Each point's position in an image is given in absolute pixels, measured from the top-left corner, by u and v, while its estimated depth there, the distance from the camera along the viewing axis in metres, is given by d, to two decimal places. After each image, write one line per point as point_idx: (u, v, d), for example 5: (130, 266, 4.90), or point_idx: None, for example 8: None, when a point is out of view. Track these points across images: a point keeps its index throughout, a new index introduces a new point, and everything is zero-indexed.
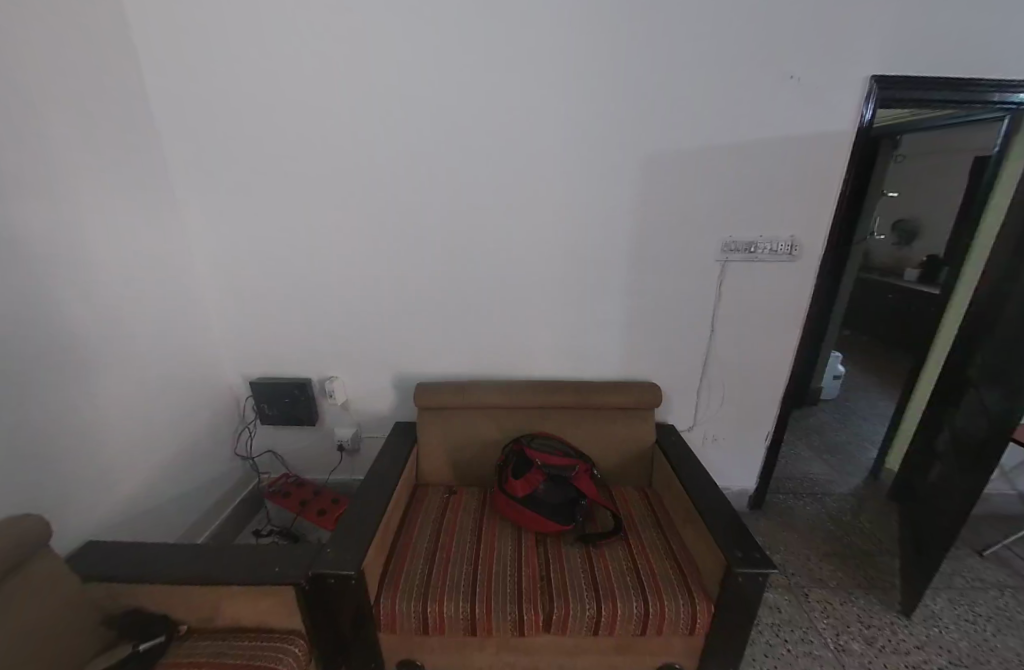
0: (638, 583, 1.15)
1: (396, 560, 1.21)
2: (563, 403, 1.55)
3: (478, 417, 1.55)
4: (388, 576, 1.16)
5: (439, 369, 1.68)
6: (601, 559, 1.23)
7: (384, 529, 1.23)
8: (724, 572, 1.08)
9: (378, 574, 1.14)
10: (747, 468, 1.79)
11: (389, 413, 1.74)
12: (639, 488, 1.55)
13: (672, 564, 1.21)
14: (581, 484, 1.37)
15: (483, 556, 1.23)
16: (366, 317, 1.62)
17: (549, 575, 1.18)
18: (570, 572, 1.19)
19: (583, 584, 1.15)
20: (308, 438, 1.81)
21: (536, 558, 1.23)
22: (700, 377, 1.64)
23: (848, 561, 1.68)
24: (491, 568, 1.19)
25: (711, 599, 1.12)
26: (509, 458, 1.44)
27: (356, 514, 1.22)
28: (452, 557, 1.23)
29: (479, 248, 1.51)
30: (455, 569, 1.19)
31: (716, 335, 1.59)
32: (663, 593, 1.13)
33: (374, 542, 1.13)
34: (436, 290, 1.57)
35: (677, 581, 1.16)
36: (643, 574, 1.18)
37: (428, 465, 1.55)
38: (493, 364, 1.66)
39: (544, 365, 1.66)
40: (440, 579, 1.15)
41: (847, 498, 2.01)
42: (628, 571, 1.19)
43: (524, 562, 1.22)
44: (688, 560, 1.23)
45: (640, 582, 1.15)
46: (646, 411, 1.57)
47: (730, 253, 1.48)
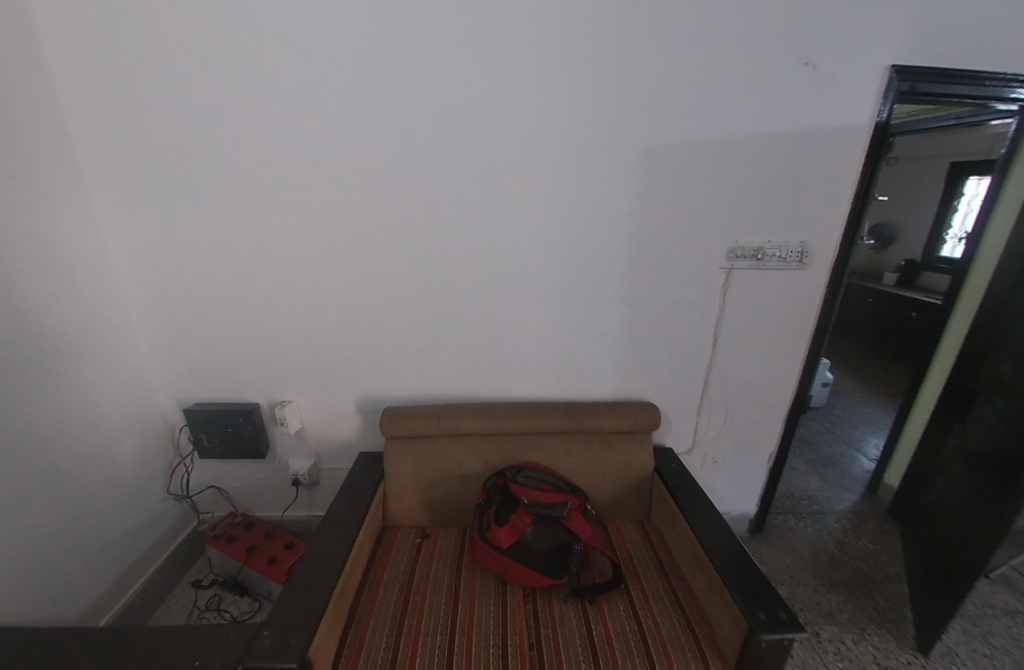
0: (644, 648, 0.98)
1: (356, 632, 1.00)
2: (552, 428, 1.37)
3: (456, 447, 1.36)
4: (344, 655, 0.95)
5: (411, 390, 1.46)
6: (600, 618, 1.05)
7: (340, 594, 1.02)
8: (745, 637, 0.91)
9: (330, 654, 0.93)
10: (747, 490, 1.66)
11: (354, 441, 1.51)
12: (638, 523, 1.39)
13: (681, 621, 1.05)
14: (575, 524, 1.20)
15: (461, 622, 1.03)
16: (325, 332, 1.39)
17: (540, 642, 0.99)
18: (564, 637, 1.00)
19: (580, 651, 0.97)
20: (257, 472, 1.56)
21: (523, 620, 1.04)
22: (701, 395, 1.49)
23: (856, 591, 1.56)
24: (470, 637, 1.00)
25: (728, 665, 0.96)
26: (492, 496, 1.25)
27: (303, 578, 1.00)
28: (425, 624, 1.03)
29: (458, 254, 1.32)
30: (428, 641, 0.99)
31: (720, 349, 1.44)
32: (673, 660, 0.96)
33: (323, 617, 0.92)
34: (408, 300, 1.36)
35: (688, 643, 1.00)
36: (650, 636, 1.01)
37: (397, 504, 1.34)
38: (474, 385, 1.47)
39: (531, 385, 1.47)
40: (408, 658, 0.95)
41: (847, 518, 1.91)
42: (632, 633, 1.01)
43: (511, 625, 1.03)
44: (699, 617, 1.07)
45: (647, 647, 0.98)
46: (642, 436, 1.41)
47: (736, 259, 1.33)
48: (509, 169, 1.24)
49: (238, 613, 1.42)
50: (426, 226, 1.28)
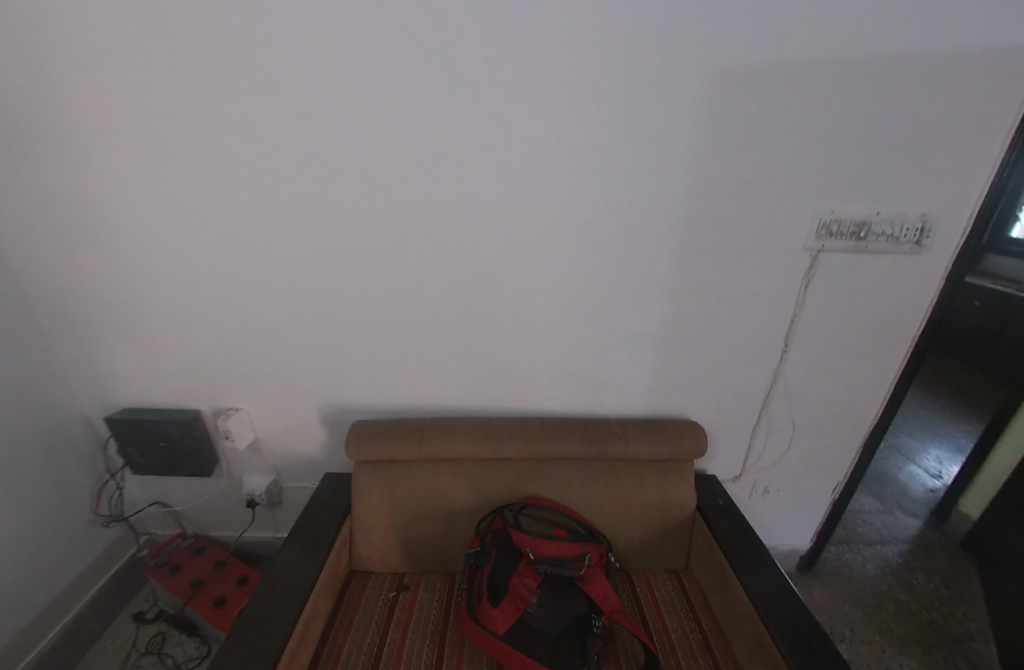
0: None
1: None
2: (568, 454, 1.07)
3: (444, 476, 1.06)
4: None
5: (390, 399, 1.16)
6: None
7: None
8: None
9: None
10: (802, 524, 1.36)
11: (321, 457, 1.23)
12: (672, 578, 1.10)
13: None
14: (594, 588, 0.94)
15: None
16: (280, 325, 1.08)
17: None
18: None
19: None
20: (206, 490, 1.28)
21: None
22: (759, 414, 1.17)
23: (933, 653, 1.27)
24: None
25: None
26: (486, 547, 0.99)
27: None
28: None
29: (451, 226, 0.98)
30: None
31: (789, 357, 1.10)
32: None
33: None
34: (387, 286, 1.03)
35: None
36: None
37: (368, 546, 1.06)
38: (470, 394, 1.16)
39: (542, 396, 1.16)
40: None
41: (912, 551, 1.61)
42: None
43: None
44: None
45: None
46: (683, 467, 1.10)
47: (829, 238, 0.98)
48: (522, 106, 0.87)
49: (182, 658, 1.18)
50: (403, 188, 0.94)
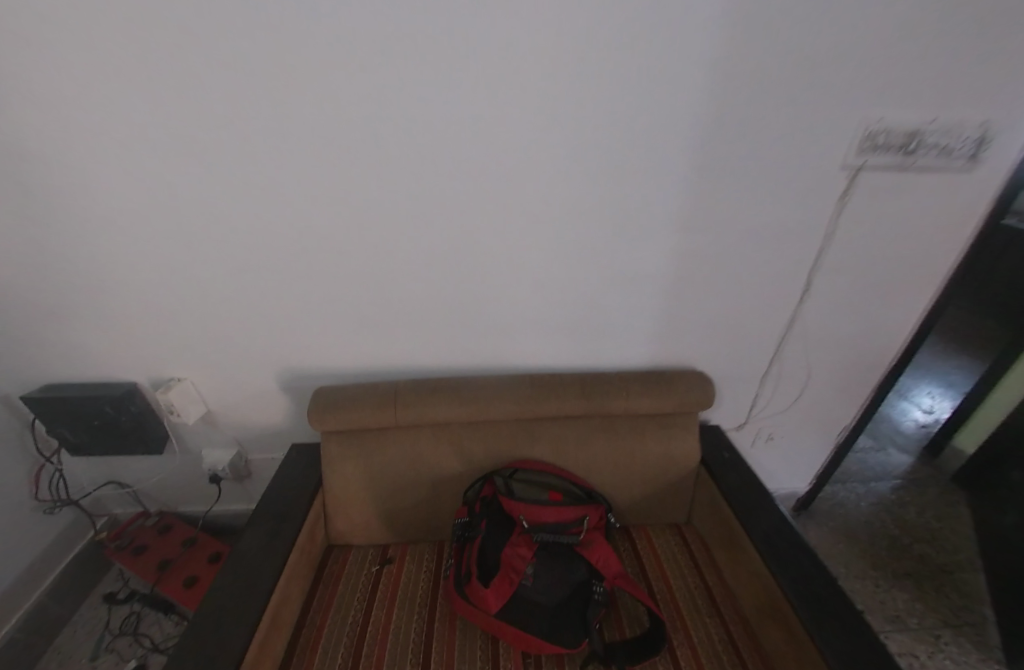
0: None
1: None
2: (563, 413, 0.95)
3: (424, 443, 0.95)
4: None
5: (359, 361, 1.02)
6: None
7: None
8: None
9: None
10: (804, 468, 1.31)
11: (288, 426, 1.10)
12: (675, 533, 1.04)
13: None
14: (594, 553, 0.87)
15: None
16: (215, 279, 0.89)
17: None
18: None
19: None
20: (163, 466, 1.16)
21: None
22: (771, 359, 1.06)
23: (925, 586, 1.28)
24: None
25: None
26: (475, 518, 0.89)
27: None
28: None
29: (411, 147, 0.77)
30: None
31: (810, 295, 0.97)
32: None
33: None
34: (338, 226, 0.84)
35: None
36: None
37: (345, 520, 0.96)
38: (450, 352, 1.02)
39: (532, 350, 1.03)
40: None
41: (906, 487, 1.61)
42: None
43: None
44: None
45: None
46: (688, 420, 1.00)
47: (872, 152, 0.81)
48: None
49: (159, 638, 1.11)
50: (344, 99, 0.72)
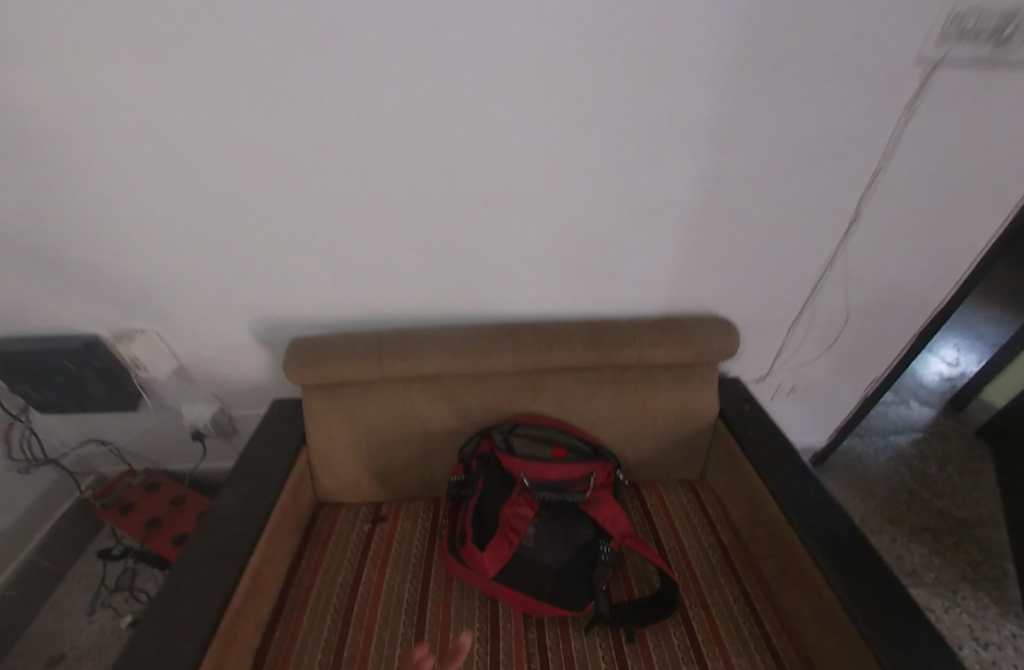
0: None
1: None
2: (569, 364, 0.85)
3: (414, 397, 0.86)
4: None
5: (337, 308, 0.91)
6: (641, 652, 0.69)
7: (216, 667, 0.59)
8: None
9: None
10: (825, 421, 1.23)
11: (269, 380, 1.02)
12: (688, 490, 0.97)
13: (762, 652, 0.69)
14: (601, 513, 0.80)
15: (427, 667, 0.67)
16: (160, 212, 0.76)
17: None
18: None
19: None
20: (141, 424, 1.09)
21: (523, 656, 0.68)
22: (804, 303, 0.94)
23: (944, 541, 1.24)
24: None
25: None
26: (472, 477, 0.82)
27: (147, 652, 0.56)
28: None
29: (377, 36, 0.60)
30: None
31: (856, 226, 0.83)
32: None
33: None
34: (298, 145, 0.69)
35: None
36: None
37: (333, 478, 0.89)
38: (440, 298, 0.91)
39: (533, 295, 0.91)
40: None
41: (926, 440, 1.54)
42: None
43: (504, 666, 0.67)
44: (789, 645, 0.70)
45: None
46: (707, 371, 0.90)
47: (965, 36, 0.63)
48: None
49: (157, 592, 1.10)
50: None
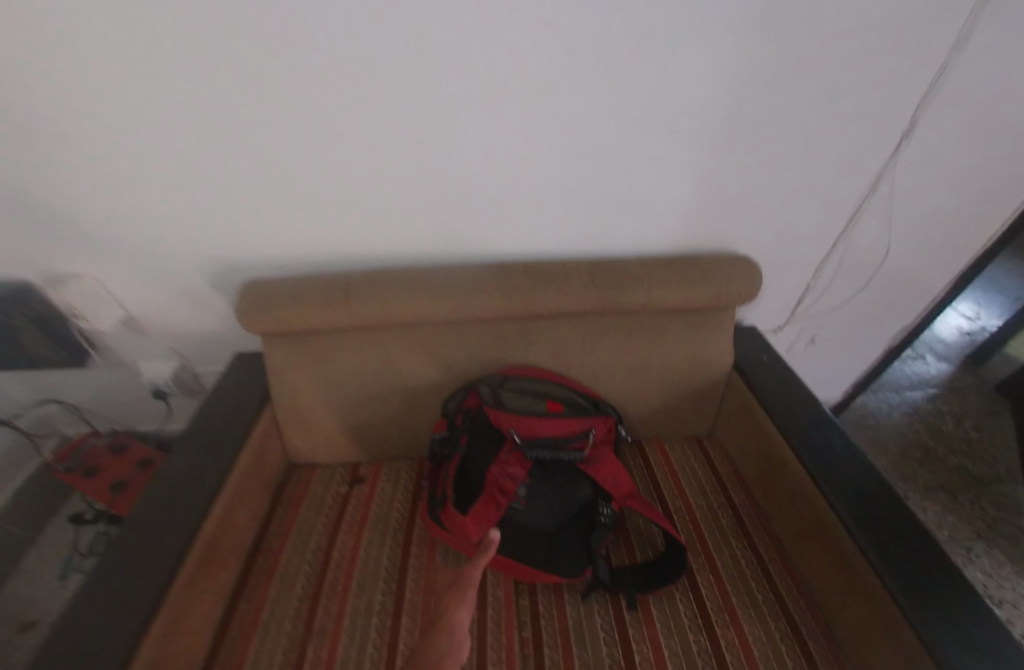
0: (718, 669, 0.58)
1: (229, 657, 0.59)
2: (567, 310, 0.73)
3: (390, 348, 0.75)
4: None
5: (291, 253, 0.76)
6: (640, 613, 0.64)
7: (165, 645, 0.52)
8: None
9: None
10: (842, 375, 1.14)
11: (228, 333, 0.90)
12: (695, 447, 0.89)
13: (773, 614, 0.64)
14: (602, 471, 0.72)
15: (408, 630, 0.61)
16: (43, 121, 0.59)
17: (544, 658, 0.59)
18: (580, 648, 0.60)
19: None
20: (96, 382, 1.00)
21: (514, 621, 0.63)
22: (840, 240, 0.80)
23: (959, 499, 1.18)
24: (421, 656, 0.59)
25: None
26: (455, 432, 0.74)
27: (77, 629, 0.48)
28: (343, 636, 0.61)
29: None
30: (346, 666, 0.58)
31: (916, 140, 0.68)
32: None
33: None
34: (208, 24, 0.52)
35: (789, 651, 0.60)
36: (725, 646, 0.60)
37: (303, 437, 0.80)
38: (413, 235, 0.76)
39: (525, 231, 0.76)
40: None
41: (943, 396, 1.46)
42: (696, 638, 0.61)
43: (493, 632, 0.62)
44: (803, 606, 0.65)
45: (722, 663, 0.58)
46: (723, 317, 0.78)
47: None
48: None
49: None
50: None
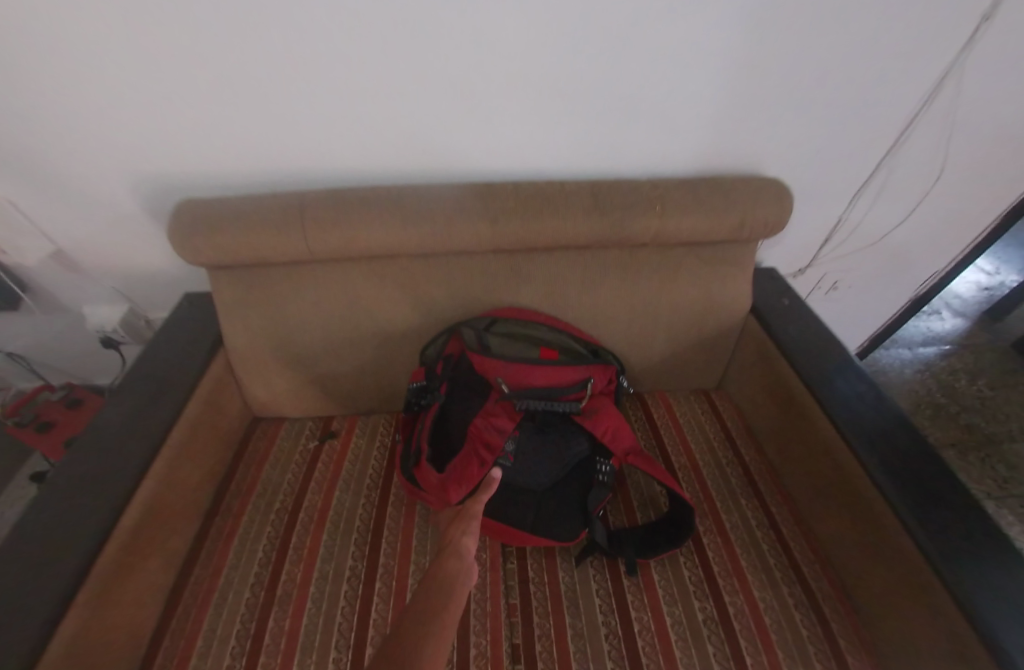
0: (727, 644, 0.52)
1: (182, 630, 0.53)
2: (565, 239, 0.62)
3: (358, 285, 0.64)
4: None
5: (234, 170, 0.64)
6: (644, 585, 0.57)
7: (96, 614, 0.45)
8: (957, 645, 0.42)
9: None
10: (861, 326, 1.05)
11: (179, 272, 0.79)
12: (702, 400, 0.81)
13: (788, 582, 0.58)
14: (600, 425, 0.64)
15: (382, 600, 0.55)
16: None
17: (535, 634, 0.53)
18: (575, 622, 0.54)
19: (607, 652, 0.51)
20: (38, 328, 0.89)
21: (501, 591, 0.57)
22: (888, 157, 0.68)
23: (969, 457, 1.14)
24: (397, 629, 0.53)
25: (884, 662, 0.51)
26: (434, 380, 0.65)
27: None
28: (309, 607, 0.54)
29: None
30: (311, 637, 0.52)
31: (1005, 21, 0.54)
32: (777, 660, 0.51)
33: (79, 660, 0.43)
34: None
35: (806, 624, 0.54)
36: (737, 619, 0.54)
37: (266, 386, 0.72)
38: (383, 149, 0.63)
39: (516, 145, 0.64)
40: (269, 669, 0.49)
41: (958, 353, 1.39)
42: (705, 612, 0.55)
43: (481, 603, 0.56)
44: (820, 573, 0.59)
45: (731, 638, 0.52)
46: (744, 251, 0.68)
47: None
48: None
49: None
50: None
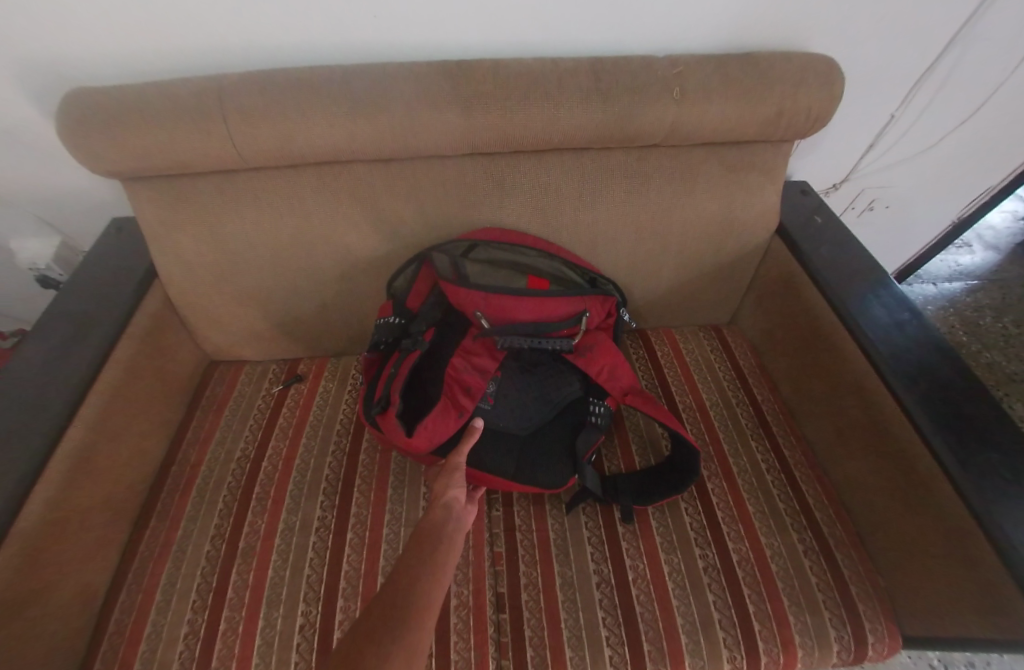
0: (729, 594, 0.47)
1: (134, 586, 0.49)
2: (556, 136, 0.50)
3: (307, 201, 0.54)
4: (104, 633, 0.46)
5: (137, 52, 0.50)
6: (642, 532, 0.52)
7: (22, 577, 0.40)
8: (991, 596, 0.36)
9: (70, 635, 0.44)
10: (892, 253, 0.95)
11: (105, 195, 0.68)
12: (711, 336, 0.73)
13: (800, 529, 0.52)
14: (595, 364, 0.57)
15: (352, 552, 0.50)
16: None
17: (521, 585, 0.49)
18: (564, 572, 0.49)
19: (598, 603, 0.47)
20: None
21: (485, 541, 0.52)
22: (968, 28, 0.54)
23: None
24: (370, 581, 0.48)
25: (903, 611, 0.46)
26: (417, 326, 0.57)
27: None
28: (273, 560, 0.50)
29: None
30: (275, 591, 0.47)
31: None
32: (781, 609, 0.46)
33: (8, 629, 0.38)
34: None
35: (818, 572, 0.49)
36: (741, 567, 0.49)
37: (217, 325, 0.63)
38: (325, 18, 0.49)
39: (494, 12, 0.50)
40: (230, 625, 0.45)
41: (986, 288, 1.29)
42: (706, 560, 0.50)
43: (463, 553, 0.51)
44: (836, 518, 0.53)
45: (734, 586, 0.48)
46: (774, 154, 0.56)
47: None
48: None
49: None
50: None
